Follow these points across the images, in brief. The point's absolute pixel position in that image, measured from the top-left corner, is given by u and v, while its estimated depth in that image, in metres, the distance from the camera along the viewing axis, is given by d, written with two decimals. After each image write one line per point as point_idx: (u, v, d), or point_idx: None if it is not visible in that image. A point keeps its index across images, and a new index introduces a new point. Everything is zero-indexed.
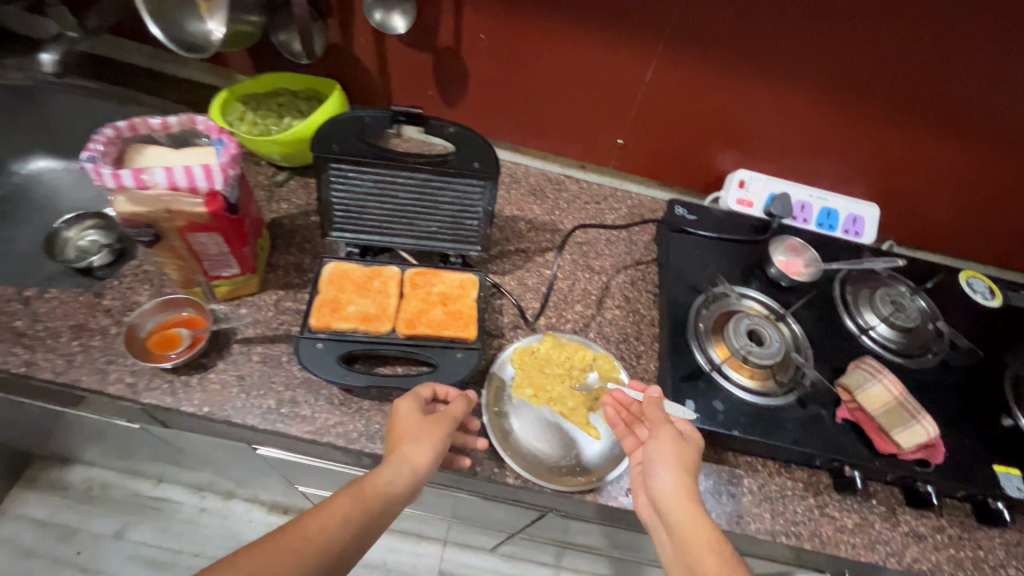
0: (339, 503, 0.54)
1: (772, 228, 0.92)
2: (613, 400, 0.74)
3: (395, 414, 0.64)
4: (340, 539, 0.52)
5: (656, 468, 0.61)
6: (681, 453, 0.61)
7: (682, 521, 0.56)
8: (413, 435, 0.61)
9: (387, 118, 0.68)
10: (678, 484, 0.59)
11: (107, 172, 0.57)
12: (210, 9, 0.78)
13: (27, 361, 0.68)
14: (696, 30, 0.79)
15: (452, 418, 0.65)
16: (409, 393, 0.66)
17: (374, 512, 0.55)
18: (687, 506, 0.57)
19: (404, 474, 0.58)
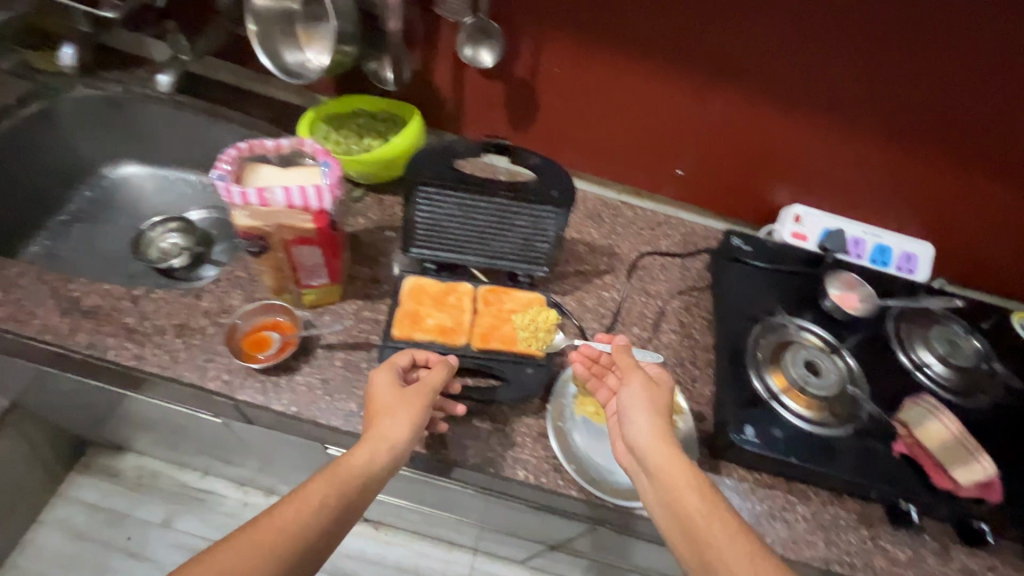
0: (313, 490, 0.60)
1: (826, 262, 0.93)
2: (583, 357, 0.79)
3: (371, 384, 0.70)
4: (313, 525, 0.58)
5: (635, 414, 0.68)
6: (653, 401, 0.69)
7: (661, 464, 0.64)
8: (386, 408, 0.67)
9: (477, 148, 0.74)
10: (654, 428, 0.66)
11: (236, 191, 0.63)
12: (310, 40, 0.87)
13: (137, 354, 0.75)
14: (759, 71, 0.84)
15: (431, 389, 0.70)
16: (385, 364, 0.72)
17: (352, 490, 0.61)
18: (662, 447, 0.65)
19: (381, 450, 0.64)
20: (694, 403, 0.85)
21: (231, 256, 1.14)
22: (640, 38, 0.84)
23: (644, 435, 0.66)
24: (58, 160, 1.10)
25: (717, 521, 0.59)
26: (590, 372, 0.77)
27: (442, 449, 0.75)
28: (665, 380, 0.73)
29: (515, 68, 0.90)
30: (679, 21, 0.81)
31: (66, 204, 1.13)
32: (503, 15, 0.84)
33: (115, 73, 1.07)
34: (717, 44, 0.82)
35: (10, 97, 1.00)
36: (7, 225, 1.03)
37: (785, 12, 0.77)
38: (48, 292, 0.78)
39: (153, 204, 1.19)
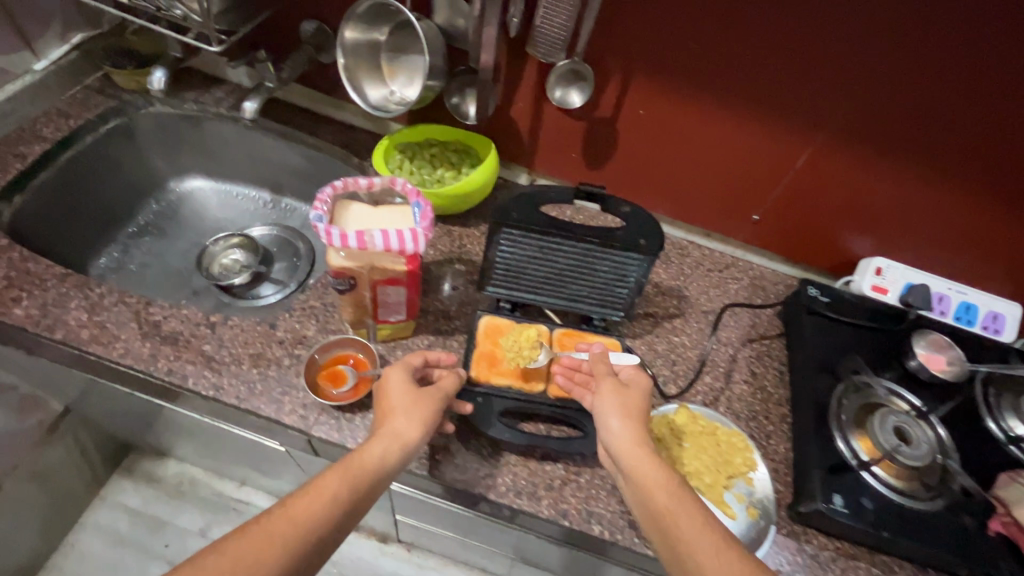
0: (327, 484, 0.59)
1: (907, 318, 0.91)
2: (565, 367, 0.77)
3: (384, 384, 0.70)
4: (326, 518, 0.57)
5: (608, 420, 0.66)
6: (624, 403, 0.68)
7: (634, 466, 0.62)
8: (397, 407, 0.67)
9: (569, 195, 0.72)
10: (627, 432, 0.65)
11: (335, 234, 0.62)
12: (394, 73, 0.88)
13: (215, 384, 0.75)
14: (853, 124, 0.81)
15: (444, 394, 0.70)
16: (399, 363, 0.72)
17: (364, 485, 0.60)
18: (635, 450, 0.63)
19: (393, 449, 0.64)
20: (770, 461, 0.82)
21: (291, 275, 1.12)
22: (732, 86, 0.82)
23: (617, 439, 0.64)
24: (131, 173, 1.11)
25: (687, 518, 0.58)
26: (572, 381, 0.75)
27: (516, 498, 0.73)
28: (643, 383, 0.71)
29: (599, 108, 0.90)
30: (776, 71, 0.79)
31: (135, 216, 1.14)
32: (594, 57, 0.84)
33: (193, 93, 1.09)
34: (812, 95, 0.80)
35: (93, 113, 1.02)
36: (81, 238, 1.04)
37: (889, 68, 0.75)
38: (130, 315, 0.79)
39: (218, 219, 1.19)
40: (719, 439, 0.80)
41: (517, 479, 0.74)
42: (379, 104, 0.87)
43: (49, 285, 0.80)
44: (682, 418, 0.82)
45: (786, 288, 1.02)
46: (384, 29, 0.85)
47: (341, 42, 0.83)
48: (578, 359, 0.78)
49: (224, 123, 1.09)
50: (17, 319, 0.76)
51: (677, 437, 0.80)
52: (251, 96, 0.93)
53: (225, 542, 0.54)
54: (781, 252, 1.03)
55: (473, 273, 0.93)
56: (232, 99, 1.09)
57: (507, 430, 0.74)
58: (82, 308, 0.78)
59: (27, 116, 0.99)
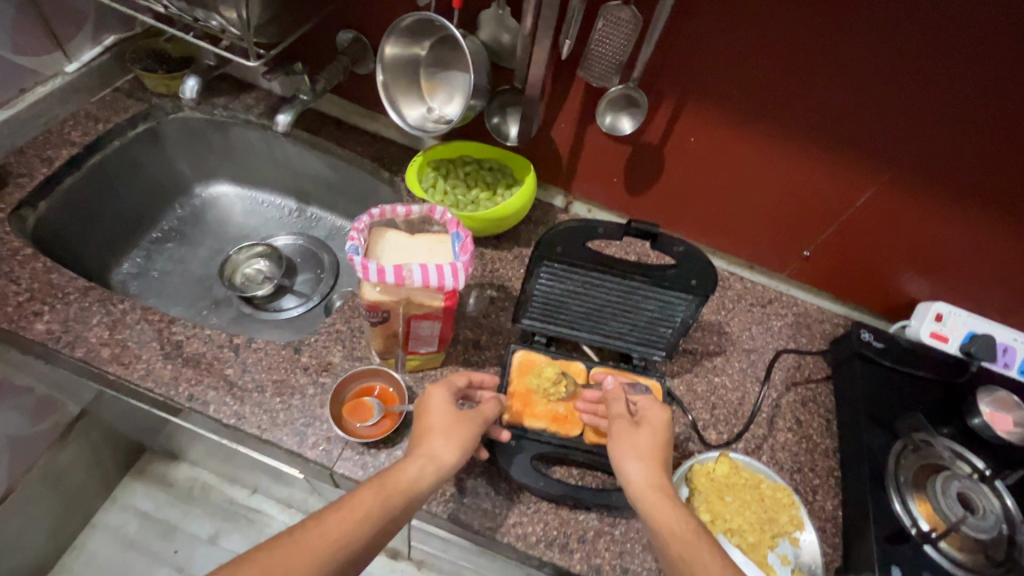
0: (360, 499, 0.54)
1: (971, 371, 0.86)
2: (589, 406, 0.73)
3: (426, 402, 0.65)
4: (356, 538, 0.52)
5: (622, 463, 0.61)
6: (636, 445, 0.62)
7: (651, 510, 0.57)
8: (437, 426, 0.62)
9: (620, 230, 0.67)
10: (643, 475, 0.60)
11: (372, 268, 0.58)
12: (435, 91, 0.84)
13: (237, 412, 0.72)
14: (927, 165, 0.75)
15: (486, 420, 0.66)
16: (444, 382, 0.68)
17: (396, 505, 0.55)
18: (652, 495, 0.58)
19: (430, 468, 0.59)
20: (816, 519, 0.77)
21: (314, 288, 1.09)
22: (796, 118, 0.77)
23: (633, 482, 0.59)
24: (157, 178, 1.09)
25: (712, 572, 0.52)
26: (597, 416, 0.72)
27: (546, 549, 0.69)
28: (657, 418, 0.65)
29: (647, 133, 0.85)
30: (847, 105, 0.73)
31: (159, 221, 1.11)
32: (647, 81, 0.80)
33: (223, 99, 1.06)
34: (885, 132, 0.74)
35: (122, 117, 1.00)
36: (105, 243, 1.02)
37: (975, 109, 0.68)
38: (153, 334, 0.76)
39: (242, 226, 1.16)
40: (763, 493, 0.75)
41: (548, 528, 0.70)
42: (417, 123, 0.84)
43: (71, 299, 0.77)
44: (723, 468, 0.77)
45: (831, 327, 0.97)
46: (425, 43, 0.81)
47: (380, 58, 0.80)
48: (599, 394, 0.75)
49: (253, 131, 1.06)
50: (38, 334, 0.73)
51: (717, 489, 0.75)
52: (285, 108, 0.90)
53: (252, 553, 0.49)
54: (830, 289, 0.98)
55: (505, 300, 0.89)
56: (262, 107, 1.06)
57: (541, 477, 0.70)
58: (104, 324, 0.76)
59: (56, 119, 0.97)
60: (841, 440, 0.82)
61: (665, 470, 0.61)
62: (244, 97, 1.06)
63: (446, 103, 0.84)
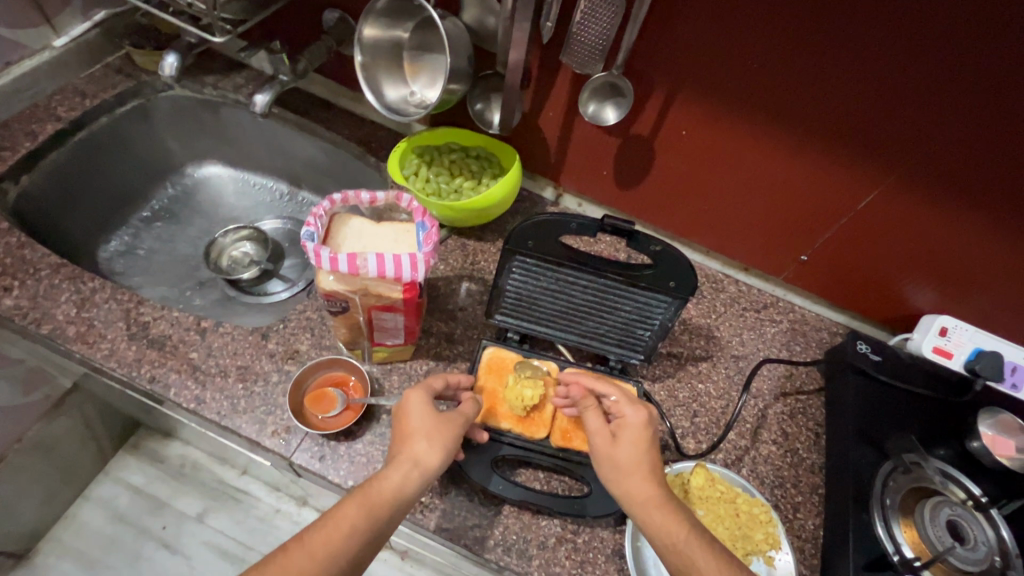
0: (343, 515, 0.53)
1: (975, 390, 0.80)
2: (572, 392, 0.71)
3: (405, 405, 0.62)
4: (342, 555, 0.52)
5: (614, 484, 0.59)
6: (618, 460, 0.59)
7: (648, 520, 0.56)
8: (417, 431, 0.59)
9: (593, 227, 0.64)
10: (634, 491, 0.58)
11: (325, 256, 0.56)
12: (415, 73, 0.81)
13: (197, 397, 0.70)
14: (938, 168, 0.70)
15: (466, 419, 0.63)
16: (420, 385, 0.63)
17: (381, 518, 0.54)
18: (647, 512, 0.57)
19: (413, 477, 0.57)
20: (793, 538, 0.73)
21: (300, 273, 1.08)
22: (797, 113, 0.72)
23: (626, 500, 0.58)
24: (146, 156, 1.08)
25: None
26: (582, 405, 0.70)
27: (504, 555, 0.67)
28: (636, 423, 0.62)
29: (637, 125, 0.81)
30: (852, 101, 0.68)
31: (148, 200, 1.11)
32: (636, 69, 0.75)
33: (212, 77, 1.04)
34: (892, 132, 0.69)
35: (110, 94, 0.99)
36: (91, 220, 1.02)
37: (993, 109, 0.63)
38: (120, 313, 0.75)
39: (231, 208, 1.15)
40: (738, 508, 0.71)
41: (508, 533, 0.68)
42: (397, 106, 0.80)
43: (42, 275, 0.77)
44: (698, 479, 0.73)
45: (828, 336, 0.92)
46: (408, 25, 0.78)
47: (359, 38, 0.77)
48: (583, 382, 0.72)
49: (242, 112, 1.04)
50: (6, 309, 0.73)
51: (690, 501, 0.72)
52: (265, 89, 0.87)
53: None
54: (829, 296, 0.93)
55: (483, 293, 0.86)
56: (251, 87, 1.04)
57: (503, 481, 0.68)
58: (72, 302, 0.75)
59: (43, 94, 0.96)
60: (829, 457, 0.78)
61: (658, 480, 0.59)
62: (232, 77, 1.05)
63: (427, 86, 0.81)
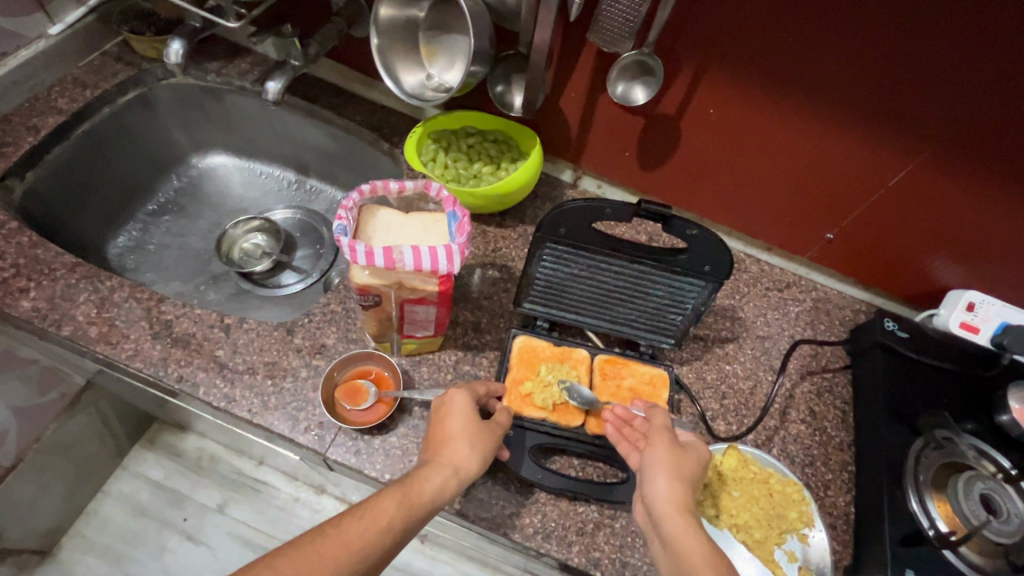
0: (382, 508, 0.52)
1: (1002, 364, 0.81)
2: (617, 417, 0.67)
3: (448, 405, 0.63)
4: (375, 546, 0.51)
5: (654, 476, 0.58)
6: (678, 460, 0.59)
7: (675, 535, 0.54)
8: (458, 436, 0.60)
9: (628, 212, 0.62)
10: (674, 492, 0.56)
11: (360, 251, 0.55)
12: (432, 56, 0.79)
13: (227, 395, 0.70)
14: (975, 146, 0.68)
15: (503, 428, 0.64)
16: (465, 387, 0.65)
17: (418, 517, 0.54)
18: (680, 514, 0.55)
19: (452, 479, 0.57)
20: (825, 516, 0.73)
21: (314, 264, 1.06)
22: (830, 91, 0.70)
23: (663, 498, 0.56)
24: (151, 148, 1.05)
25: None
26: (621, 434, 0.66)
27: (544, 541, 0.67)
28: (702, 450, 0.62)
29: (662, 104, 0.79)
30: (891, 78, 0.65)
31: (155, 193, 1.08)
32: (664, 47, 0.73)
33: (216, 63, 1.00)
34: (930, 109, 0.67)
35: (110, 84, 0.95)
36: (99, 216, 1.00)
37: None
38: (142, 313, 0.74)
39: (239, 199, 1.12)
40: (772, 488, 0.71)
41: (547, 520, 0.68)
42: (415, 91, 0.78)
43: (58, 275, 0.75)
44: (730, 461, 0.73)
45: (852, 314, 0.92)
46: (423, 4, 0.75)
47: (375, 20, 0.74)
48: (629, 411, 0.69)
49: (249, 99, 1.01)
50: (24, 311, 0.72)
51: (725, 482, 0.72)
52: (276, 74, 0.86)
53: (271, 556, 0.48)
54: (852, 273, 0.92)
55: (507, 280, 0.85)
56: (256, 72, 1.00)
57: (539, 469, 0.68)
58: (92, 302, 0.74)
59: (43, 86, 0.93)
60: (859, 434, 0.78)
61: (693, 495, 0.58)
62: (236, 62, 1.01)
63: (446, 69, 0.78)
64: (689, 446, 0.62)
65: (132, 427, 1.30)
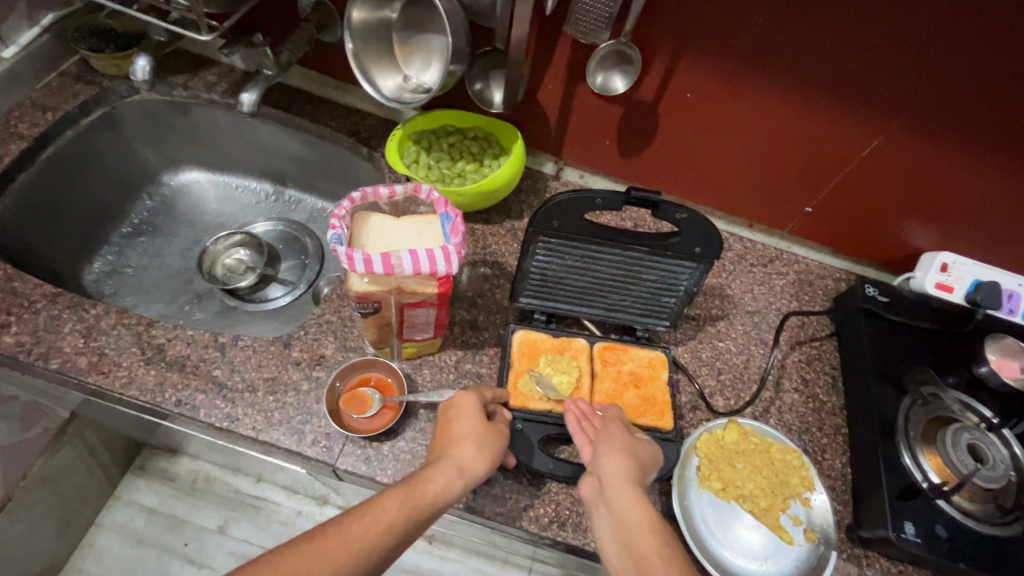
0: (383, 510, 0.53)
1: (976, 319, 0.85)
2: (578, 409, 0.68)
3: (454, 408, 0.64)
4: (376, 547, 0.51)
5: (606, 454, 0.61)
6: (629, 443, 0.63)
7: (624, 501, 0.57)
8: (463, 437, 0.61)
9: (618, 201, 0.63)
10: (621, 468, 0.60)
11: (359, 258, 0.54)
12: (409, 59, 0.78)
13: (229, 415, 0.69)
14: (942, 112, 0.71)
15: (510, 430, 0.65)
16: (472, 390, 0.66)
17: (420, 518, 0.54)
18: (628, 489, 0.58)
19: (458, 479, 0.57)
20: (825, 478, 0.76)
21: (300, 275, 1.04)
22: (804, 68, 0.71)
23: (609, 471, 0.60)
24: (119, 168, 1.02)
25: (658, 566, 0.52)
26: (580, 425, 0.66)
27: (560, 530, 0.68)
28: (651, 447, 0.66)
29: (641, 91, 0.80)
30: (858, 52, 0.68)
31: (128, 214, 1.05)
32: (641, 34, 0.74)
33: (181, 77, 0.98)
34: (900, 80, 0.69)
35: (72, 104, 0.92)
36: (71, 243, 0.96)
37: (1001, 51, 0.63)
38: (132, 338, 0.72)
39: (217, 214, 1.10)
40: (773, 457, 0.74)
41: (561, 509, 0.69)
42: (394, 95, 0.77)
43: (39, 307, 0.73)
44: (732, 435, 0.75)
45: (833, 282, 0.95)
46: (395, 5, 0.75)
47: (349, 23, 0.73)
48: (592, 408, 0.70)
49: (218, 111, 0.99)
50: (7, 347, 0.69)
51: (728, 456, 0.73)
52: (251, 86, 0.84)
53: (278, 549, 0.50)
54: (832, 244, 0.96)
55: (499, 276, 0.85)
56: (225, 83, 0.98)
57: (550, 460, 0.68)
58: (78, 332, 0.71)
59: (1, 112, 0.89)
60: (850, 398, 0.81)
61: (640, 474, 0.61)
62: (203, 74, 0.99)
63: (425, 71, 0.78)
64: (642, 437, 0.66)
65: (122, 456, 1.26)
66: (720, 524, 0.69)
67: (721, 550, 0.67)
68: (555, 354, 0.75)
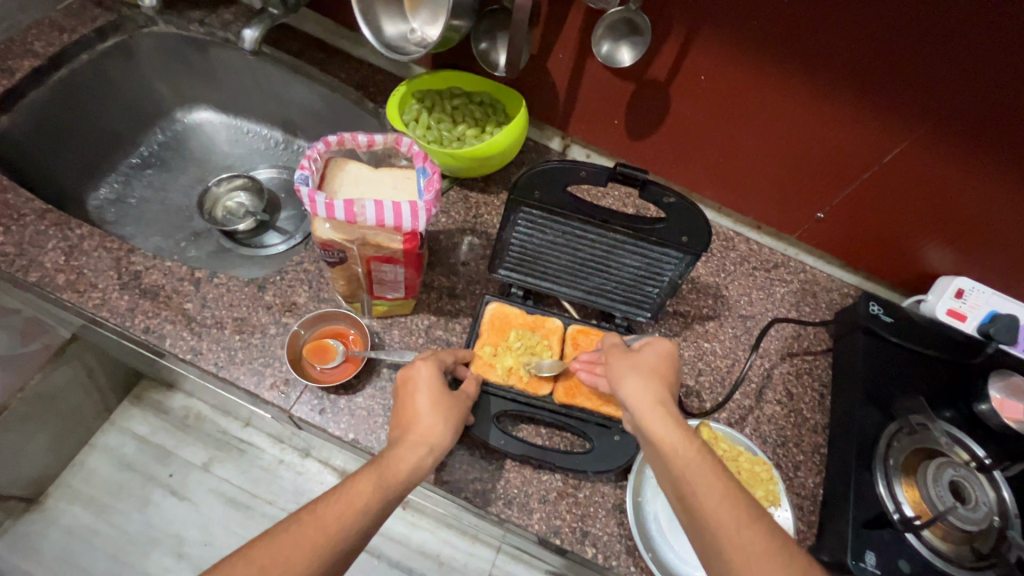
0: (358, 492, 0.50)
1: (988, 352, 0.79)
2: (583, 364, 0.67)
3: (413, 377, 0.61)
4: (352, 530, 0.48)
5: (620, 382, 0.58)
6: (638, 362, 0.60)
7: (651, 426, 0.54)
8: (428, 411, 0.58)
9: (603, 175, 0.60)
10: (643, 391, 0.57)
11: (321, 201, 0.53)
12: (416, 9, 0.76)
13: (193, 348, 0.69)
14: (973, 123, 0.65)
15: (470, 398, 0.64)
16: (432, 356, 0.63)
17: (394, 496, 0.52)
18: (652, 408, 0.56)
19: (427, 455, 0.56)
20: (792, 494, 0.73)
21: (297, 226, 1.04)
22: (827, 57, 0.66)
23: (633, 401, 0.57)
24: (131, 99, 1.02)
25: (715, 493, 0.49)
26: (592, 375, 0.66)
27: (506, 508, 0.67)
28: (660, 344, 0.62)
29: (653, 69, 0.76)
30: (887, 45, 0.62)
31: (137, 146, 1.06)
32: (655, 4, 0.70)
33: (199, 13, 0.97)
34: (932, 80, 0.63)
35: (89, 28, 0.92)
36: (77, 167, 0.98)
37: None
38: (110, 263, 0.73)
39: (225, 156, 1.11)
40: (740, 466, 0.70)
41: (509, 486, 0.68)
42: (396, 44, 0.75)
43: (27, 221, 0.74)
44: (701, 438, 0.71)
45: (839, 296, 0.90)
46: None
47: None
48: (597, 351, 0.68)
49: (232, 51, 0.98)
50: None
51: None
52: (253, 23, 0.85)
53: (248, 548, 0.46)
54: (842, 256, 0.90)
55: (486, 248, 0.83)
56: (241, 23, 0.97)
57: (504, 436, 0.67)
58: (61, 250, 0.73)
59: (19, 29, 0.90)
60: (833, 417, 0.77)
61: (666, 390, 0.58)
62: (220, 11, 0.98)
63: (429, 21, 0.75)
64: (646, 346, 0.62)
65: (119, 383, 1.28)
66: (671, 528, 0.66)
67: (667, 552, 0.65)
68: (524, 330, 0.72)
